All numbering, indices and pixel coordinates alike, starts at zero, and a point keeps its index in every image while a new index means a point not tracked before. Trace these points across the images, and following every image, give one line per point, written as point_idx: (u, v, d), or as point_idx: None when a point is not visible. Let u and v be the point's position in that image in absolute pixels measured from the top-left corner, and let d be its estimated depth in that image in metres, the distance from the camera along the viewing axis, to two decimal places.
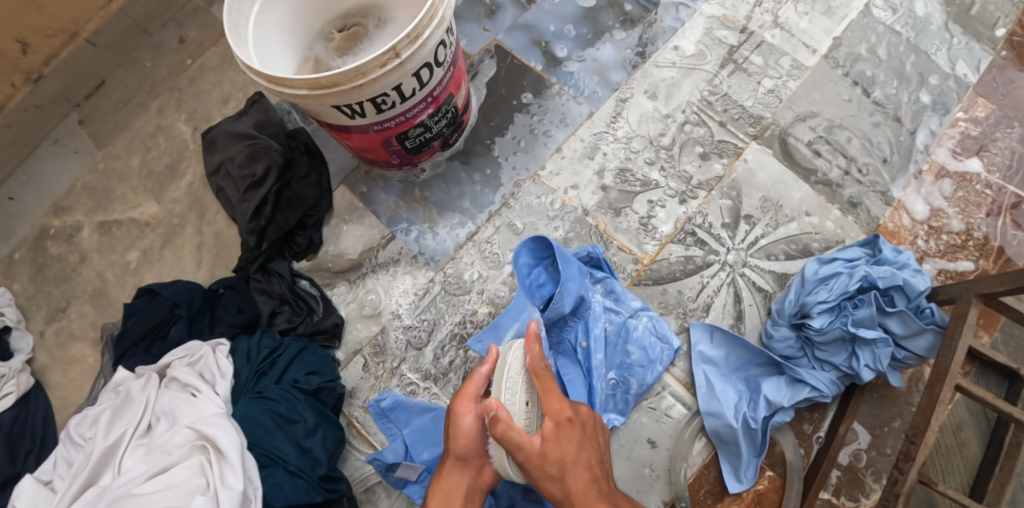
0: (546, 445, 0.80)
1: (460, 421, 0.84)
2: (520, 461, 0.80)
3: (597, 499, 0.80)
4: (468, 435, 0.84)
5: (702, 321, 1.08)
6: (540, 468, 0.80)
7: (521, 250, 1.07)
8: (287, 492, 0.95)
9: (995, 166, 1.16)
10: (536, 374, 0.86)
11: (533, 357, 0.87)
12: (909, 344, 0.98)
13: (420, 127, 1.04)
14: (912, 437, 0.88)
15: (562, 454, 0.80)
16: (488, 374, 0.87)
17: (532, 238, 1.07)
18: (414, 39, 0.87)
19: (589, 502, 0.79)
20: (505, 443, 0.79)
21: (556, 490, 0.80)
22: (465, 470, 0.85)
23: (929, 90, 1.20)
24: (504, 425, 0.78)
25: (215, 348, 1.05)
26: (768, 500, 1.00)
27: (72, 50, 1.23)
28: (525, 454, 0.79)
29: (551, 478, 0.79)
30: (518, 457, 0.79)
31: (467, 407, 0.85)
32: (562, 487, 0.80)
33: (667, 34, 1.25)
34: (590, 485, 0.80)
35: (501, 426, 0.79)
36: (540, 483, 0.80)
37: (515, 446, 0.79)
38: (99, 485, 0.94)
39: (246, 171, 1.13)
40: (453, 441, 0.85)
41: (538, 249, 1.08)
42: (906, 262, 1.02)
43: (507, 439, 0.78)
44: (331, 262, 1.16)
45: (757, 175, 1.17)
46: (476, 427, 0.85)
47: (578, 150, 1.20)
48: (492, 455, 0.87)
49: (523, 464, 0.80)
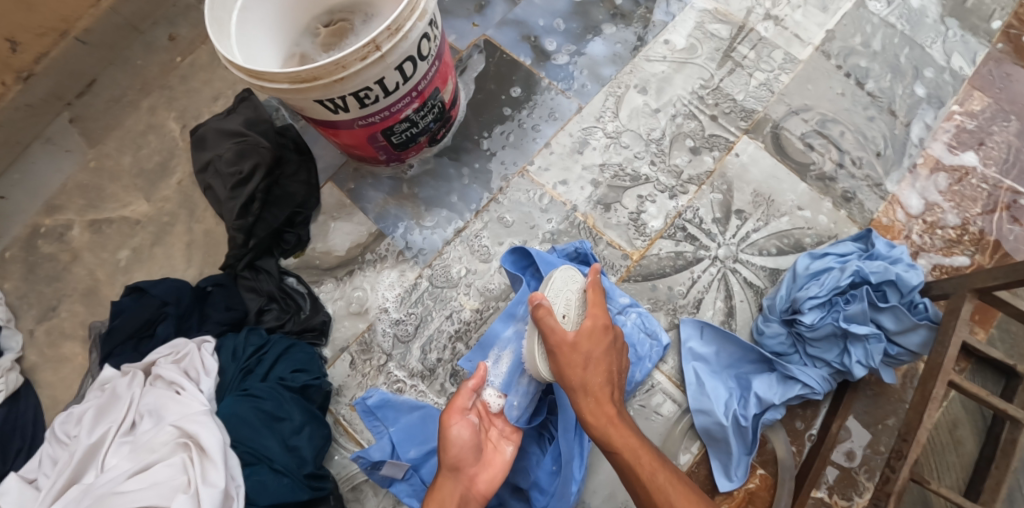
0: (579, 337, 0.85)
1: (449, 433, 0.85)
2: (552, 346, 0.85)
3: (604, 405, 0.83)
4: (458, 446, 0.84)
5: (693, 318, 1.07)
6: (568, 372, 0.84)
7: (500, 262, 1.05)
8: (272, 490, 0.94)
9: (992, 159, 1.14)
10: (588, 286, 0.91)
11: (592, 280, 0.92)
12: (902, 340, 0.97)
13: (406, 122, 1.03)
14: (905, 435, 0.86)
15: (582, 349, 0.84)
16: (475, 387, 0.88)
17: (513, 249, 1.05)
18: (395, 31, 0.86)
19: (597, 405, 0.83)
20: (541, 326, 0.85)
21: (572, 381, 0.83)
22: (459, 480, 0.83)
23: (924, 83, 1.19)
24: (545, 310, 0.85)
25: (201, 345, 1.04)
26: (760, 499, 0.99)
27: (63, 49, 1.21)
28: (558, 340, 0.84)
29: (575, 366, 0.84)
30: (549, 340, 0.85)
31: (455, 418, 0.86)
32: (581, 378, 0.83)
33: (658, 28, 1.24)
34: (600, 392, 0.83)
35: (542, 311, 0.85)
36: (562, 370, 0.84)
37: (550, 330, 0.84)
38: (83, 483, 0.93)
39: (235, 168, 1.13)
40: (444, 453, 0.85)
41: (517, 260, 1.06)
42: (899, 257, 1.01)
43: (543, 323, 0.84)
44: (319, 259, 1.15)
45: (749, 170, 1.15)
46: (464, 436, 0.85)
47: (567, 145, 1.18)
48: (485, 467, 0.87)
49: (553, 350, 0.85)
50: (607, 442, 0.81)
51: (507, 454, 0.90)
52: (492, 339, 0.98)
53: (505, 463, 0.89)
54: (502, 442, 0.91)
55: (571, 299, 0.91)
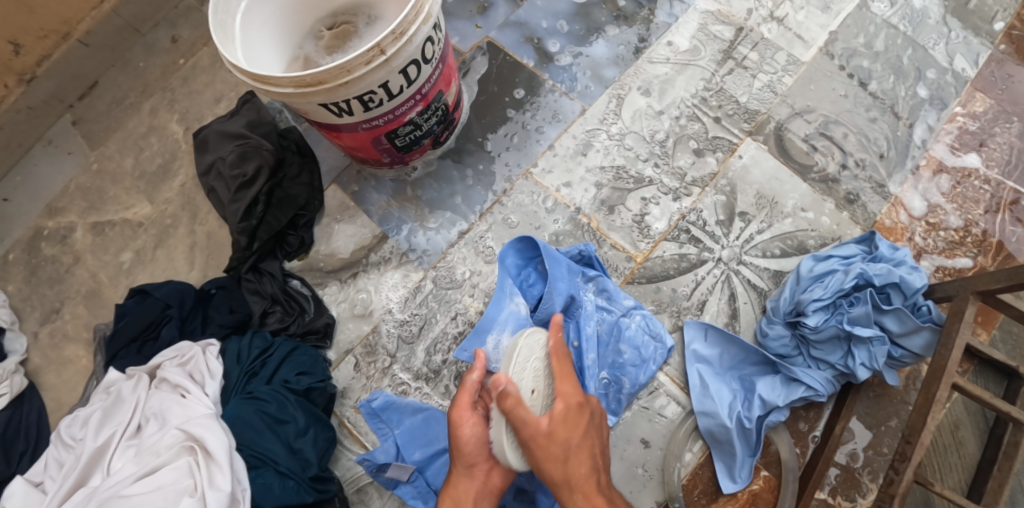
0: (554, 425, 0.80)
1: (461, 433, 0.84)
2: (525, 439, 0.80)
3: (592, 498, 0.80)
4: (473, 444, 0.84)
5: (697, 320, 1.07)
6: (551, 466, 0.80)
7: (507, 252, 1.04)
8: (276, 493, 0.94)
9: (994, 161, 1.14)
10: (555, 356, 0.87)
11: (554, 342, 0.88)
12: (905, 342, 0.97)
13: (410, 125, 1.03)
14: (908, 437, 0.86)
15: (560, 439, 0.80)
16: (479, 380, 0.87)
17: (518, 239, 1.05)
18: (400, 35, 0.86)
19: (583, 498, 0.80)
20: (514, 421, 0.79)
21: (554, 475, 0.80)
22: (474, 476, 0.84)
23: (927, 85, 1.19)
24: (514, 401, 0.78)
25: (206, 348, 1.04)
26: (763, 500, 0.99)
27: (65, 51, 1.21)
28: (532, 433, 0.79)
29: (555, 459, 0.80)
30: (522, 433, 0.79)
31: (466, 418, 0.84)
32: (563, 471, 0.80)
33: (661, 30, 1.24)
34: (586, 483, 0.80)
35: (511, 401, 0.78)
36: (541, 464, 0.80)
37: (523, 422, 0.79)
38: (89, 486, 0.93)
39: (238, 171, 1.12)
40: (457, 451, 0.85)
41: (523, 250, 1.06)
42: (902, 259, 1.01)
43: (514, 416, 0.78)
44: (323, 261, 1.16)
45: (751, 172, 1.15)
46: (477, 435, 0.84)
47: (571, 148, 1.18)
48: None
49: (527, 442, 0.80)
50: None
51: None
52: (488, 323, 1.01)
53: None
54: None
55: (537, 371, 0.86)
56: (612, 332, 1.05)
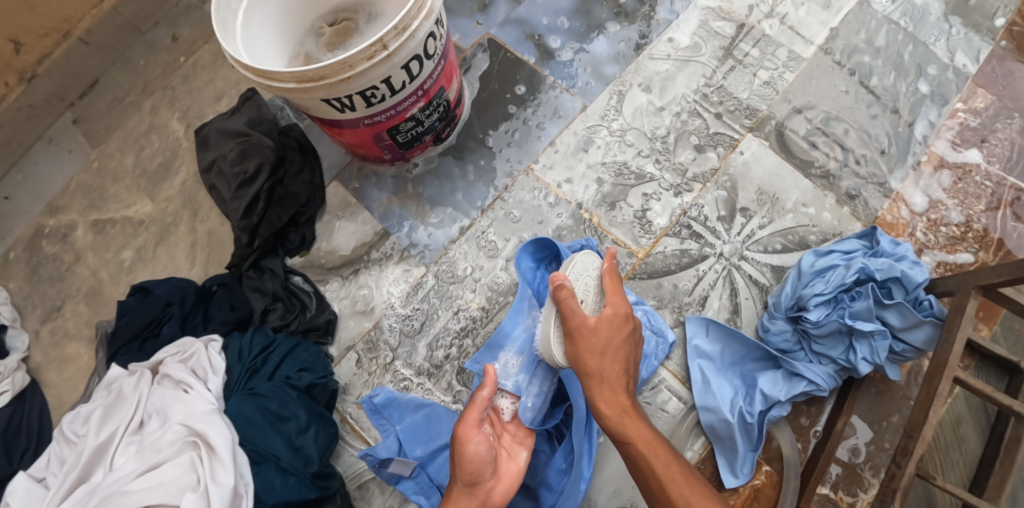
0: (599, 324, 0.86)
1: (466, 449, 0.83)
2: (569, 329, 0.86)
3: (618, 395, 0.84)
4: (477, 461, 0.82)
5: (698, 316, 1.07)
6: (583, 362, 0.85)
7: (522, 255, 1.03)
8: (278, 489, 0.94)
9: (995, 157, 1.14)
10: (606, 272, 0.90)
11: (610, 263, 0.91)
12: (907, 336, 0.97)
13: (411, 121, 1.04)
14: (910, 431, 0.86)
15: (600, 336, 0.85)
16: (488, 397, 0.88)
17: (533, 240, 1.04)
18: (402, 30, 0.86)
19: (610, 393, 0.84)
20: (562, 307, 0.85)
21: (590, 368, 0.84)
22: (475, 494, 0.82)
23: (927, 81, 1.19)
24: (567, 293, 0.85)
25: (207, 344, 1.04)
26: (765, 496, 0.99)
27: (65, 49, 1.22)
28: (577, 324, 0.85)
29: (592, 352, 0.85)
30: (568, 322, 0.85)
31: (472, 435, 0.83)
32: (598, 366, 0.84)
33: (662, 26, 1.24)
34: (615, 383, 0.85)
35: (563, 292, 0.85)
36: (582, 356, 0.85)
37: (570, 314, 0.85)
38: (91, 483, 0.93)
39: (239, 168, 1.12)
40: (460, 468, 0.83)
41: (538, 251, 1.05)
42: (904, 254, 1.01)
43: (564, 306, 0.85)
44: (324, 258, 1.16)
45: (752, 168, 1.16)
46: (482, 452, 0.83)
47: (572, 144, 1.19)
48: (501, 477, 0.86)
49: (570, 332, 0.86)
50: (619, 429, 0.82)
51: (521, 461, 0.90)
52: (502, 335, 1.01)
53: (518, 473, 0.88)
54: (516, 449, 0.92)
55: (589, 286, 0.91)
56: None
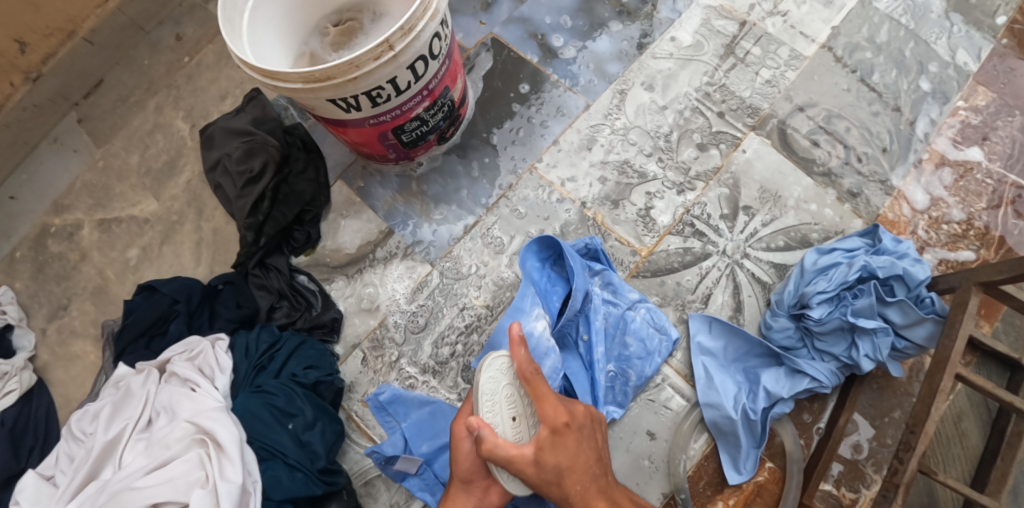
0: (541, 453, 0.81)
1: (460, 444, 0.86)
2: (514, 473, 0.81)
3: (587, 504, 0.82)
4: (468, 457, 0.85)
5: (701, 313, 1.08)
6: (542, 487, 0.82)
7: (527, 254, 1.05)
8: (286, 485, 0.95)
9: (996, 154, 1.15)
10: (526, 379, 0.84)
11: (518, 360, 0.85)
12: (909, 333, 0.98)
13: (416, 120, 1.04)
14: (912, 427, 0.87)
15: (543, 468, 0.81)
16: (486, 397, 0.89)
17: (539, 238, 1.05)
18: (408, 31, 0.87)
19: (584, 504, 0.82)
20: (495, 461, 0.80)
21: (551, 494, 0.82)
22: (471, 491, 0.85)
23: (929, 79, 1.19)
24: (489, 444, 0.80)
25: (214, 342, 1.05)
26: (768, 491, 1.00)
27: (70, 49, 1.22)
28: (518, 466, 0.80)
29: (550, 483, 0.81)
30: (512, 467, 0.81)
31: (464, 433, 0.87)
32: (560, 488, 0.82)
33: (664, 25, 1.25)
34: (576, 498, 0.82)
35: (487, 445, 0.80)
36: (543, 489, 0.82)
37: (506, 460, 0.80)
38: (100, 480, 0.94)
39: (244, 166, 1.13)
40: (456, 465, 0.86)
41: (544, 249, 1.07)
42: (905, 251, 1.02)
43: (495, 457, 0.80)
44: (329, 257, 1.16)
45: (754, 166, 1.16)
46: (476, 450, 0.86)
47: (575, 143, 1.19)
48: (497, 477, 0.88)
49: (523, 480, 0.82)
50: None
51: None
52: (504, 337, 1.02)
53: (516, 475, 0.88)
54: None
55: (509, 397, 0.88)
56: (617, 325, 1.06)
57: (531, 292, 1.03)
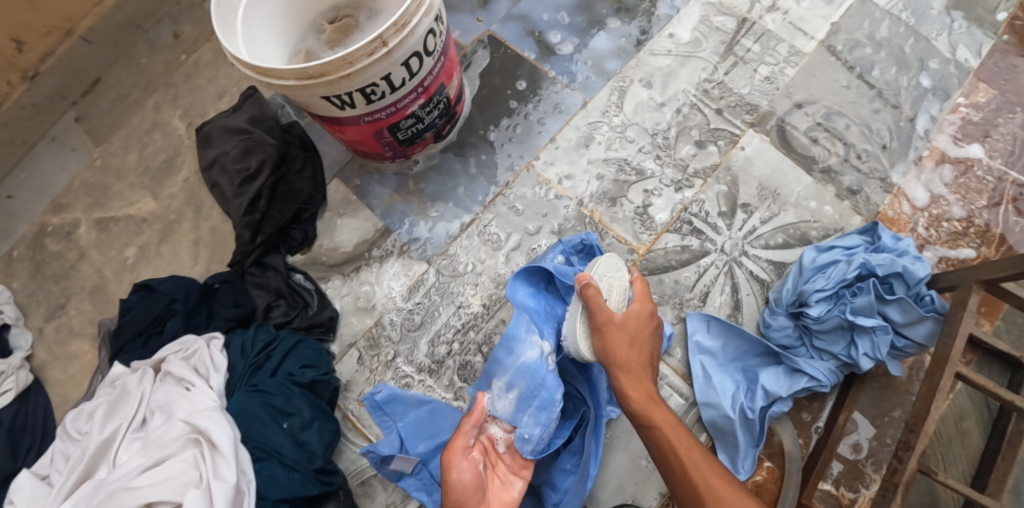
0: (626, 318, 0.89)
1: (450, 475, 0.87)
2: (598, 324, 0.88)
3: (640, 379, 0.86)
4: (460, 488, 0.86)
5: (699, 311, 1.07)
6: (604, 350, 0.88)
7: (516, 283, 1.01)
8: (282, 484, 0.94)
9: (997, 151, 1.14)
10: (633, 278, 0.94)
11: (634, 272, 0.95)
12: (909, 332, 0.97)
13: (412, 118, 1.04)
14: (912, 426, 0.86)
15: (628, 329, 0.88)
16: (472, 427, 0.91)
17: (524, 268, 1.02)
18: (402, 27, 0.86)
19: (631, 379, 0.86)
20: (590, 303, 0.88)
21: (615, 356, 0.87)
22: None
23: (930, 75, 1.18)
24: (593, 288, 0.88)
25: (210, 342, 1.05)
26: (767, 491, 0.99)
27: (68, 48, 1.21)
28: (606, 320, 0.88)
29: (622, 343, 0.87)
30: (596, 317, 0.88)
31: (456, 463, 0.88)
32: (626, 356, 0.87)
33: (663, 22, 1.24)
34: (637, 366, 0.87)
35: (591, 291, 0.88)
36: (610, 348, 0.87)
37: (598, 310, 0.88)
38: (95, 479, 0.94)
39: (241, 165, 1.13)
40: (445, 496, 0.87)
41: (532, 276, 1.03)
42: (905, 249, 1.01)
43: (592, 301, 0.88)
44: (326, 255, 1.16)
45: (754, 164, 1.15)
46: (465, 479, 0.87)
47: (573, 140, 1.19)
48: (490, 505, 0.89)
49: (599, 327, 0.88)
50: (632, 408, 0.85)
51: (516, 491, 0.92)
52: (496, 365, 0.97)
53: (511, 503, 0.90)
54: (510, 479, 0.93)
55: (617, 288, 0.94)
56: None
57: (525, 319, 0.98)
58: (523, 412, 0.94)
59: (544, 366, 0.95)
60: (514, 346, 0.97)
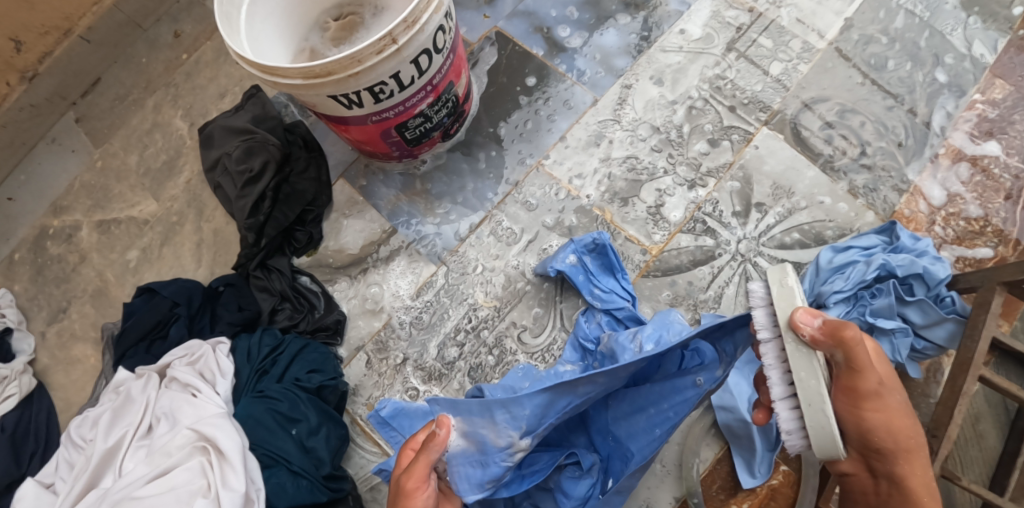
0: (891, 384, 0.77)
1: (415, 501, 0.76)
2: (866, 393, 0.74)
3: (925, 468, 0.77)
4: None
5: (714, 313, 1.06)
6: (887, 431, 0.76)
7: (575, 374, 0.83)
8: (290, 492, 0.93)
9: (1014, 149, 1.12)
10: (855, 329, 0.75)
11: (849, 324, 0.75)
12: (928, 334, 0.95)
13: (420, 117, 1.02)
14: (934, 431, 0.84)
15: (900, 402, 0.77)
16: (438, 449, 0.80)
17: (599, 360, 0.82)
18: (411, 24, 0.84)
19: (916, 464, 0.77)
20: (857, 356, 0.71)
21: (897, 431, 0.76)
22: None
23: (945, 70, 1.17)
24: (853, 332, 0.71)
25: (215, 346, 1.03)
26: (782, 495, 0.98)
27: (67, 47, 1.19)
28: (882, 391, 0.74)
29: (903, 423, 0.77)
30: (869, 386, 0.73)
31: (420, 487, 0.77)
32: (909, 434, 0.77)
33: (673, 18, 1.22)
34: (918, 450, 0.77)
35: (852, 339, 0.71)
36: (890, 425, 0.76)
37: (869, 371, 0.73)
38: (100, 488, 0.92)
39: (244, 166, 1.11)
40: None
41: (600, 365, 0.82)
42: (924, 249, 0.99)
43: (862, 359, 0.72)
44: (332, 257, 1.14)
45: (766, 161, 1.13)
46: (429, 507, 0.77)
47: (583, 139, 1.17)
48: None
49: (864, 396, 0.74)
50: (915, 507, 0.76)
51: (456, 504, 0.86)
52: (468, 408, 0.83)
53: None
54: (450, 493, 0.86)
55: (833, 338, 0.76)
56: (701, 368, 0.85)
57: (531, 405, 0.83)
58: (457, 465, 0.84)
59: (501, 450, 0.84)
60: (497, 412, 0.83)
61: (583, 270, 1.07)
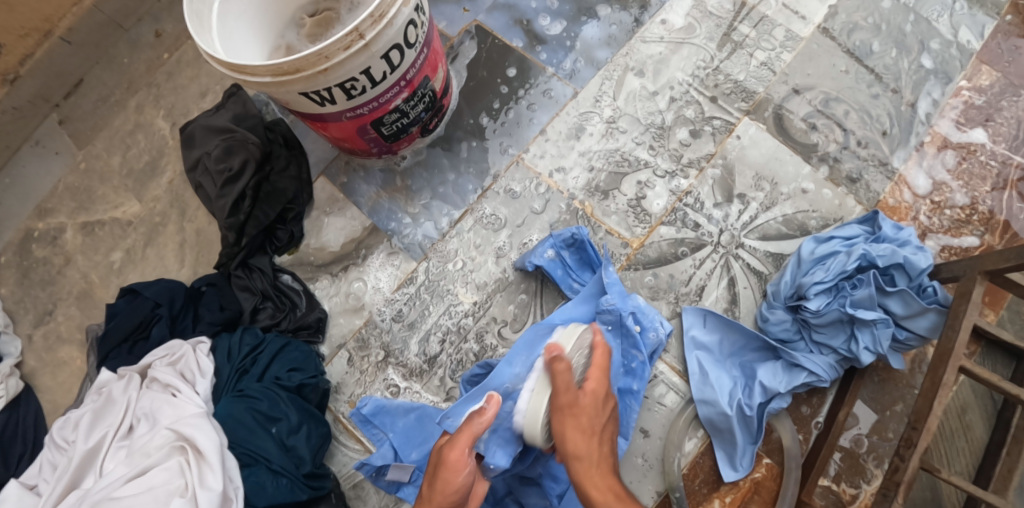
0: (586, 400, 0.82)
1: (456, 477, 0.76)
2: (557, 402, 0.81)
3: (605, 474, 0.79)
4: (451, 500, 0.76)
5: (695, 306, 1.05)
6: (568, 436, 0.80)
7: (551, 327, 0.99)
8: (270, 491, 0.92)
9: (1001, 136, 1.11)
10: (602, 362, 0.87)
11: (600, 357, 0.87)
12: (910, 324, 0.94)
13: (396, 112, 1.01)
14: (914, 423, 0.83)
15: (589, 415, 0.81)
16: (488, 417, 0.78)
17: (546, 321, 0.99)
18: (379, 18, 0.83)
19: (595, 476, 0.78)
20: (557, 381, 0.80)
21: (578, 448, 0.79)
22: None
23: (931, 56, 1.15)
24: (564, 365, 0.81)
25: (196, 346, 1.02)
26: (766, 488, 0.97)
27: (47, 49, 1.19)
28: (563, 400, 0.81)
29: (584, 431, 0.80)
30: (561, 396, 0.81)
31: (463, 464, 0.77)
32: (587, 448, 0.80)
33: (655, 8, 1.21)
34: (599, 459, 0.80)
35: (557, 365, 0.81)
36: (567, 433, 0.80)
37: (561, 386, 0.81)
38: (81, 489, 0.92)
39: (224, 165, 1.10)
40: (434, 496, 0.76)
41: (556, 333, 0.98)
42: (907, 239, 0.98)
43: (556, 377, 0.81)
44: (313, 255, 1.13)
45: (749, 152, 1.12)
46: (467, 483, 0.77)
47: (564, 132, 1.16)
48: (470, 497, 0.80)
49: (558, 405, 0.81)
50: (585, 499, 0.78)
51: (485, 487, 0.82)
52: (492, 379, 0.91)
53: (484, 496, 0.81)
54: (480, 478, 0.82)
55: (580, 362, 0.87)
56: (621, 326, 0.99)
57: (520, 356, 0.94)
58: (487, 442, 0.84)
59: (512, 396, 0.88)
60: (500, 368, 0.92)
61: (561, 264, 1.06)
